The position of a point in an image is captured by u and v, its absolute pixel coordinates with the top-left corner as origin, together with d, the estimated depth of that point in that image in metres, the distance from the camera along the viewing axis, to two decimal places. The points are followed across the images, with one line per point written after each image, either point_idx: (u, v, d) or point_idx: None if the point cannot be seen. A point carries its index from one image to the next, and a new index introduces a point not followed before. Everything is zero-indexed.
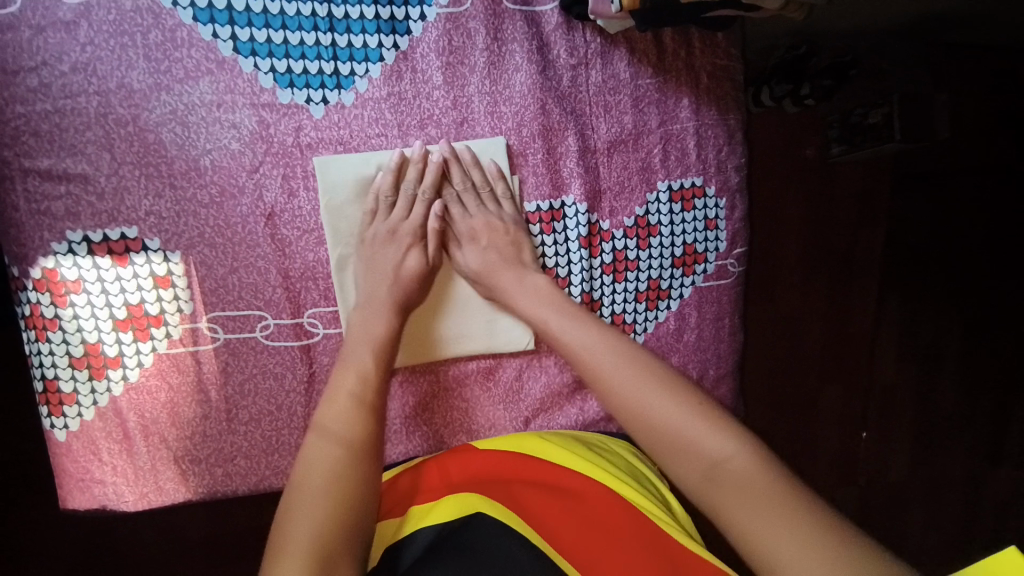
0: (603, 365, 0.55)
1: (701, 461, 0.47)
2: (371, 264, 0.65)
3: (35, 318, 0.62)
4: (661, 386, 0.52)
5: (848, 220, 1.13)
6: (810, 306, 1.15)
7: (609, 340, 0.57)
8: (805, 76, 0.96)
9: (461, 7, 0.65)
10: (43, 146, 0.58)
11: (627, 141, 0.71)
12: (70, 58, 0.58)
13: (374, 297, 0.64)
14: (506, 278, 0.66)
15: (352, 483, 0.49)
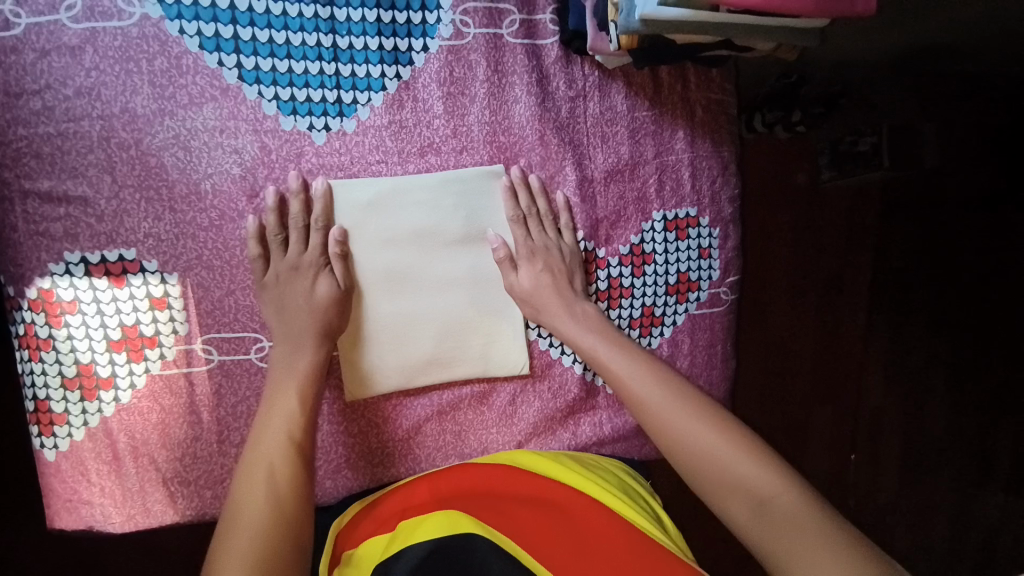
0: (657, 406, 0.63)
1: (748, 496, 0.54)
2: (287, 300, 0.64)
3: (29, 338, 0.62)
4: (711, 426, 0.59)
5: (836, 245, 1.15)
6: (801, 329, 1.17)
7: (664, 382, 0.64)
8: (796, 101, 1.02)
9: (464, 40, 0.66)
10: (44, 168, 0.59)
11: (623, 171, 0.73)
12: (74, 82, 0.58)
13: (296, 333, 0.64)
14: (554, 306, 0.70)
15: (292, 502, 0.55)
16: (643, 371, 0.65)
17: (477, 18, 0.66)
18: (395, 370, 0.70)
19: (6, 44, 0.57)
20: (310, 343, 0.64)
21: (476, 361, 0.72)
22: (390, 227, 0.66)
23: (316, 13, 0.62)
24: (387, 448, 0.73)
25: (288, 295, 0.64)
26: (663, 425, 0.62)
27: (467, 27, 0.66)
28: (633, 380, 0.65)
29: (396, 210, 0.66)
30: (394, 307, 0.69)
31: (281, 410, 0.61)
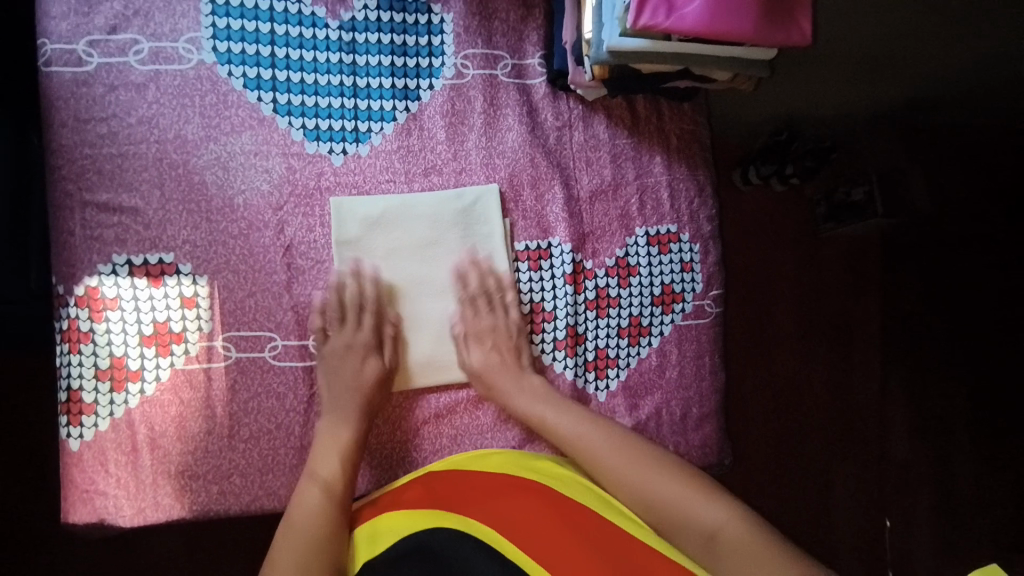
0: (610, 463, 0.69)
1: (700, 533, 0.61)
2: (345, 372, 0.71)
3: (71, 331, 0.69)
4: (662, 471, 0.66)
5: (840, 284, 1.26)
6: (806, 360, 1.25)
7: (614, 438, 0.71)
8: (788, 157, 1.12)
9: (464, 79, 0.77)
10: (104, 182, 0.69)
11: (608, 191, 0.81)
12: (137, 113, 0.70)
13: (341, 407, 0.71)
14: (506, 382, 0.75)
15: (329, 528, 0.63)
16: (593, 429, 0.72)
17: (474, 62, 0.77)
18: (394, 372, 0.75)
19: (80, 78, 0.68)
20: (355, 417, 0.70)
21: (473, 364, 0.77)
22: (400, 255, 0.75)
23: (340, 59, 0.74)
24: (387, 448, 0.76)
25: (346, 367, 0.71)
26: (617, 479, 0.68)
27: (467, 68, 0.77)
28: (587, 439, 0.71)
29: (395, 232, 0.74)
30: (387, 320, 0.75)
31: (325, 459, 0.68)
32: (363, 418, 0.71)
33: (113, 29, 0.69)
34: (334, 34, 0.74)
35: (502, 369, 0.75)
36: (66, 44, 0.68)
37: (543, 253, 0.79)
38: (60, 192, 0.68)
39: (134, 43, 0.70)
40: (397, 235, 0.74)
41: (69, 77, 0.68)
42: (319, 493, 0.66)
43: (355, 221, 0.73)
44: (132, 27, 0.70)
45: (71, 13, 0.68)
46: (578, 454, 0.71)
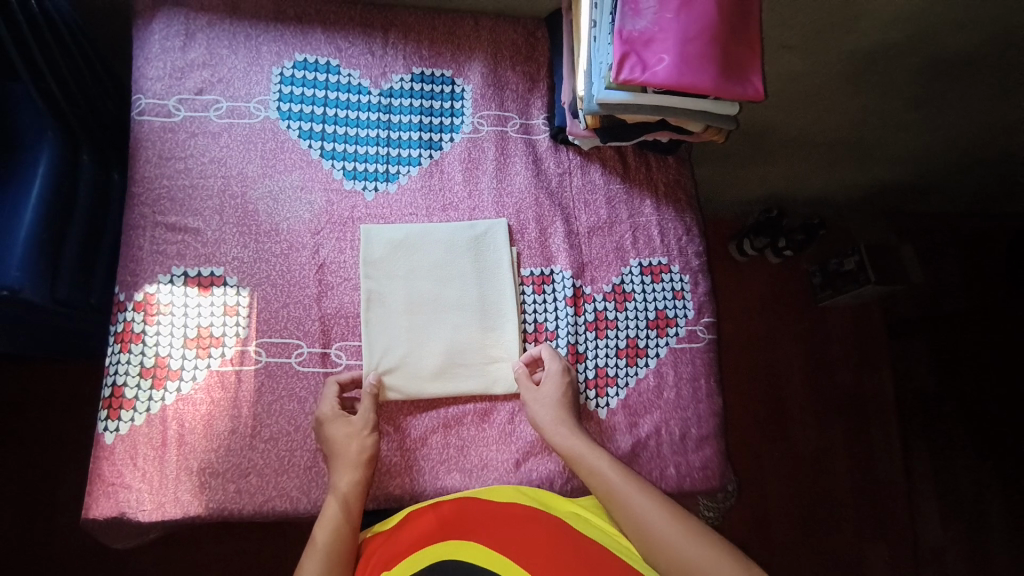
0: (638, 511, 0.66)
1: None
2: (329, 441, 0.74)
3: (125, 333, 0.77)
4: (692, 530, 0.63)
5: (827, 332, 1.69)
6: (799, 391, 1.63)
7: (644, 488, 0.69)
8: (781, 233, 1.57)
9: (479, 134, 0.92)
10: (175, 208, 0.82)
11: (604, 228, 0.92)
12: (210, 154, 0.85)
13: (336, 457, 0.73)
14: (557, 429, 0.77)
15: (341, 546, 0.69)
16: (623, 475, 0.71)
17: (489, 121, 0.93)
18: (405, 381, 0.80)
19: (167, 126, 0.84)
20: (348, 467, 0.73)
21: (479, 373, 0.83)
22: (417, 276, 0.84)
23: (377, 117, 0.90)
24: (398, 456, 0.79)
25: (331, 433, 0.74)
26: (642, 529, 0.65)
27: (482, 126, 0.93)
28: (616, 483, 0.70)
29: (414, 257, 0.84)
30: (403, 331, 0.82)
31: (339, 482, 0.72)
32: (366, 462, 0.74)
33: (200, 91, 0.86)
34: (375, 99, 0.91)
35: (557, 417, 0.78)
36: (159, 100, 0.85)
37: (546, 278, 0.88)
38: (137, 215, 0.81)
39: (215, 102, 0.86)
40: (415, 262, 0.84)
41: (158, 125, 0.84)
42: (334, 513, 0.70)
43: (382, 246, 0.84)
44: (215, 90, 0.87)
45: (166, 76, 0.86)
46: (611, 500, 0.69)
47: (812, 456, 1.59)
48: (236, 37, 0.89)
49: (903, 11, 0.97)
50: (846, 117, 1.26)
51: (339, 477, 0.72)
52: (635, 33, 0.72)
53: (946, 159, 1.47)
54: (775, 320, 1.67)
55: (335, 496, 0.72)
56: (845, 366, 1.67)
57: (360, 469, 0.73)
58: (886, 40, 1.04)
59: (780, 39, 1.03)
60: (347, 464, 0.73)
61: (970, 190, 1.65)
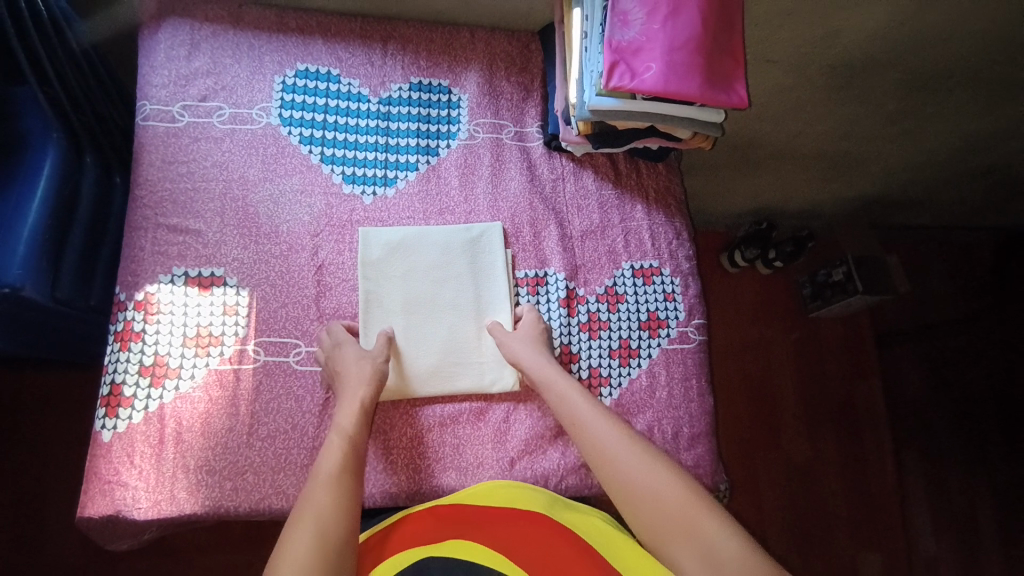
0: (614, 453, 0.71)
1: (696, 539, 0.60)
2: (335, 364, 0.77)
3: (125, 332, 0.78)
4: (666, 472, 0.67)
5: (819, 341, 1.71)
6: (791, 399, 1.65)
7: (622, 432, 0.73)
8: (770, 244, 1.61)
9: (475, 140, 0.95)
10: (177, 210, 0.84)
11: (596, 232, 0.94)
12: (212, 158, 0.87)
13: (346, 378, 0.76)
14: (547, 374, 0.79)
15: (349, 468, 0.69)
16: (602, 420, 0.74)
17: (484, 128, 0.96)
18: (403, 378, 0.82)
19: (170, 131, 0.87)
20: (357, 387, 0.75)
21: (476, 370, 0.84)
22: (414, 274, 0.86)
23: (376, 124, 0.93)
24: (392, 455, 0.80)
25: (345, 355, 0.78)
26: (624, 474, 0.68)
27: (477, 133, 0.96)
28: (597, 430, 0.73)
29: (411, 259, 0.86)
30: (401, 329, 0.84)
31: (345, 411, 0.74)
32: (376, 386, 0.77)
33: (204, 98, 0.89)
34: (374, 106, 0.94)
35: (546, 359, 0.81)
36: (164, 106, 0.87)
37: (540, 280, 0.91)
38: (139, 216, 0.83)
39: (218, 108, 0.89)
40: (412, 260, 0.86)
41: (162, 130, 0.87)
42: (340, 443, 0.71)
43: (379, 248, 0.86)
44: (219, 97, 0.89)
45: (171, 84, 0.88)
46: (597, 452, 0.72)
47: (805, 464, 1.60)
48: (240, 47, 0.92)
49: (881, 27, 1.02)
50: (831, 130, 1.30)
51: (346, 409, 0.74)
52: (624, 43, 0.75)
53: (929, 171, 1.51)
54: (767, 330, 1.70)
55: (341, 426, 0.73)
56: (837, 375, 1.68)
57: (367, 391, 0.75)
58: (865, 54, 1.08)
59: (765, 54, 1.07)
60: (358, 382, 0.75)
61: (951, 203, 1.70)
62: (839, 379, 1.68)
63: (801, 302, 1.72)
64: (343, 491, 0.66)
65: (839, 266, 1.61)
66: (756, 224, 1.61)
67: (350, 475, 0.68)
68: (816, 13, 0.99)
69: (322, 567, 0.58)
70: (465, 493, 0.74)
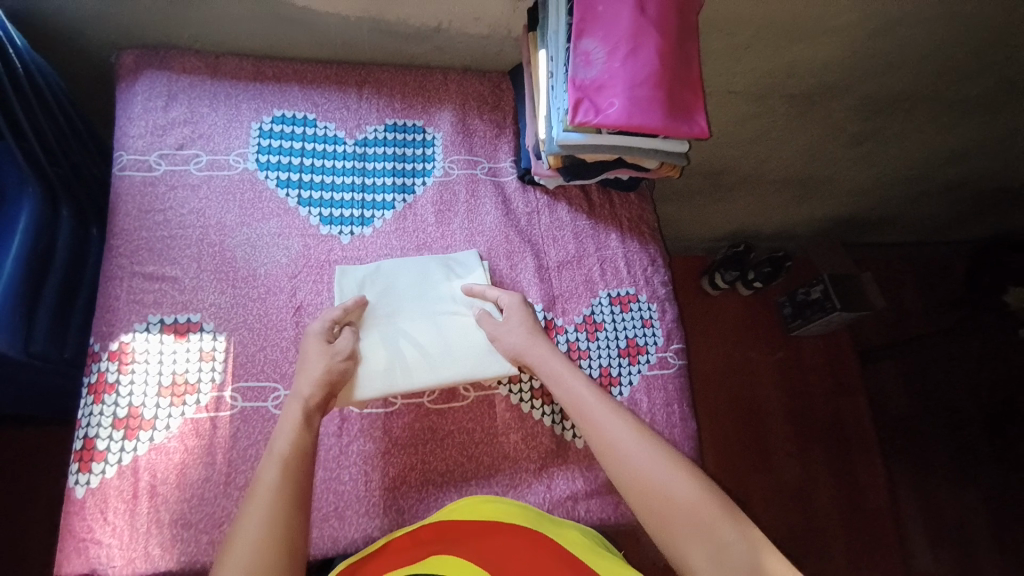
0: (622, 444, 0.69)
1: (708, 539, 0.60)
2: (306, 353, 0.75)
3: (98, 384, 0.77)
4: (676, 464, 0.66)
5: (802, 359, 1.72)
6: (779, 418, 1.65)
7: (631, 424, 0.71)
8: (748, 265, 1.64)
9: (450, 178, 0.97)
10: (154, 257, 0.84)
11: (573, 262, 0.96)
12: (189, 205, 0.88)
13: (307, 373, 0.73)
14: (550, 368, 0.78)
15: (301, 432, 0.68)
16: (612, 412, 0.72)
17: (459, 165, 0.99)
18: (381, 381, 0.79)
19: (147, 180, 0.88)
20: (314, 371, 0.73)
21: (454, 366, 0.83)
22: (394, 294, 0.86)
23: (352, 165, 0.95)
24: (375, 498, 0.78)
25: (308, 350, 0.75)
26: (635, 469, 0.66)
27: (452, 170, 0.98)
28: (606, 424, 0.71)
29: (388, 282, 0.86)
30: (380, 333, 0.83)
31: (304, 382, 0.72)
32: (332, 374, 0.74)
33: (181, 146, 0.90)
34: (350, 148, 0.96)
35: (542, 350, 0.80)
36: (140, 155, 0.89)
37: None
38: (115, 266, 0.83)
39: (196, 156, 0.90)
40: (391, 279, 0.87)
41: (139, 179, 0.87)
42: (297, 414, 0.69)
43: (355, 282, 0.85)
44: (196, 145, 0.91)
45: (148, 134, 0.90)
46: (605, 446, 0.70)
47: (797, 484, 1.59)
48: (217, 96, 0.94)
49: (831, 56, 1.08)
50: (795, 155, 1.36)
51: (300, 388, 0.72)
52: (587, 81, 0.78)
53: (894, 189, 1.57)
54: (751, 350, 1.71)
55: (297, 399, 0.71)
56: (822, 392, 1.69)
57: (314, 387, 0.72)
58: (821, 82, 1.14)
59: (726, 86, 1.12)
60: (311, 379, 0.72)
61: (919, 219, 1.75)
62: (825, 396, 1.69)
63: (784, 321, 1.74)
64: (293, 469, 0.64)
65: (816, 284, 1.64)
66: (733, 247, 1.65)
67: (301, 456, 0.66)
68: (771, 46, 1.04)
69: (269, 556, 0.57)
70: (453, 510, 0.73)
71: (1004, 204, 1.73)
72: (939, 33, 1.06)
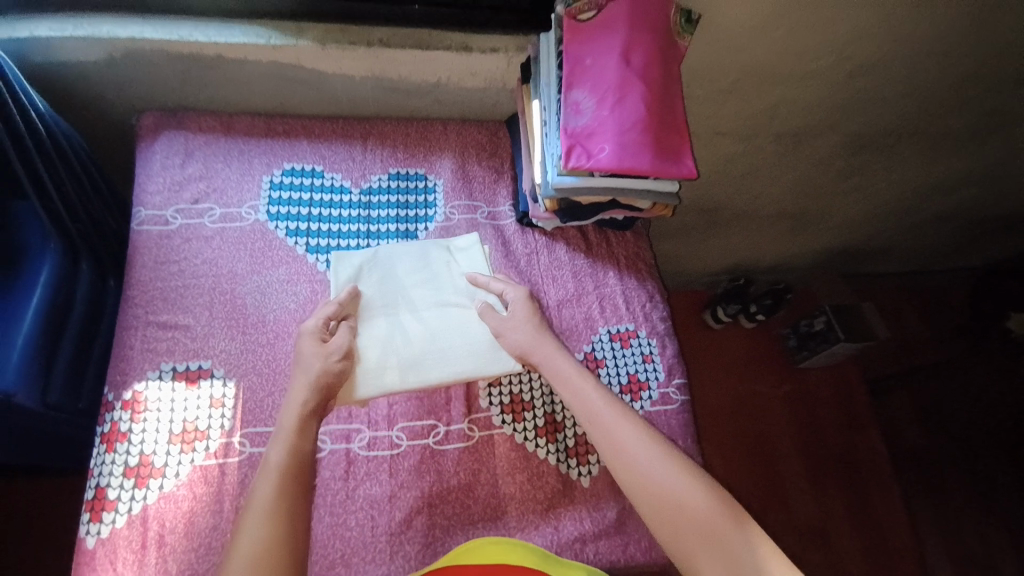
0: (633, 448, 0.72)
1: (713, 542, 0.64)
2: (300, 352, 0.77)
3: (111, 432, 0.79)
4: (683, 470, 0.70)
5: (810, 391, 1.71)
6: (790, 452, 1.63)
7: (640, 429, 0.74)
8: (749, 298, 1.66)
9: (451, 222, 1.01)
10: (167, 306, 0.87)
11: (572, 300, 0.98)
12: (203, 255, 0.92)
13: (302, 376, 0.75)
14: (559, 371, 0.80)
15: (298, 436, 0.71)
16: (622, 417, 0.75)
17: (460, 211, 1.03)
18: (380, 376, 0.82)
19: (163, 233, 0.92)
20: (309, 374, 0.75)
21: (451, 361, 0.85)
22: (395, 290, 0.89)
23: (358, 213, 0.99)
24: (381, 544, 0.77)
25: (303, 349, 0.77)
26: (645, 473, 0.70)
27: (453, 215, 1.02)
28: (617, 429, 0.74)
29: (390, 279, 0.90)
30: (379, 328, 0.85)
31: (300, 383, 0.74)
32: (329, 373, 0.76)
33: (196, 200, 0.95)
34: (356, 197, 1.00)
35: (547, 349, 0.82)
36: (158, 210, 0.93)
37: None
38: (130, 316, 0.86)
39: (210, 209, 0.95)
40: (392, 278, 0.90)
41: (156, 232, 0.92)
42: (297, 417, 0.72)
43: (352, 275, 0.88)
44: (210, 199, 0.96)
45: (165, 191, 0.95)
46: (616, 449, 0.72)
47: (814, 521, 1.55)
48: (231, 153, 1.00)
49: (811, 98, 1.13)
50: (785, 191, 1.40)
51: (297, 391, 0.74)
52: (578, 129, 0.83)
53: (888, 220, 1.60)
54: (757, 383, 1.71)
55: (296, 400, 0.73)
56: (833, 424, 1.67)
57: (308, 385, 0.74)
58: (805, 122, 1.19)
59: (714, 128, 1.18)
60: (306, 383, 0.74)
61: (918, 247, 1.77)
62: (836, 428, 1.67)
63: (790, 353, 1.74)
64: (291, 476, 0.67)
65: (818, 315, 1.65)
66: (734, 282, 1.70)
67: (299, 460, 0.69)
68: (753, 90, 1.10)
69: (269, 559, 0.61)
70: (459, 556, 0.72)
71: (1003, 231, 1.74)
72: (916, 73, 1.11)
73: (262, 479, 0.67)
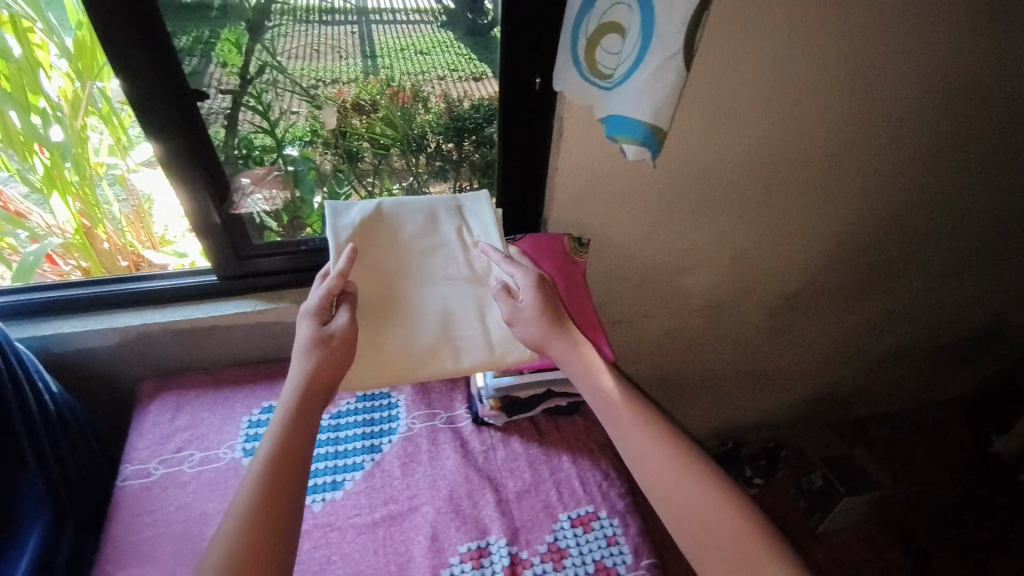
0: (647, 449, 0.80)
1: (722, 537, 0.72)
2: (302, 331, 0.81)
3: None
4: (696, 470, 0.78)
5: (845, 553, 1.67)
6: None
7: (654, 432, 0.81)
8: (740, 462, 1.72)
9: (410, 431, 1.11)
10: (136, 560, 0.90)
11: (530, 489, 1.01)
12: (178, 500, 0.98)
13: (299, 361, 0.79)
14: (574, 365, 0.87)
15: (290, 434, 0.74)
16: (635, 422, 0.82)
17: (420, 419, 1.14)
18: (394, 352, 0.90)
19: (146, 483, 1.00)
20: (304, 360, 0.79)
21: (452, 341, 0.93)
22: (402, 261, 0.94)
23: (326, 436, 1.08)
24: None
25: (302, 330, 0.81)
26: (660, 471, 0.78)
27: (415, 425, 1.13)
28: (632, 434, 0.82)
29: (398, 249, 0.94)
30: (387, 303, 0.92)
31: (296, 372, 0.78)
32: (328, 356, 0.80)
33: (179, 449, 1.06)
34: (326, 420, 1.11)
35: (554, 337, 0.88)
36: (142, 464, 1.03)
37: (482, 551, 0.92)
38: None
39: (190, 455, 1.05)
40: (396, 252, 0.94)
41: (138, 484, 1.00)
42: (290, 413, 0.76)
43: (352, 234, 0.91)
44: (192, 446, 1.07)
45: (153, 445, 1.06)
46: (631, 452, 0.81)
47: None
48: (217, 401, 1.15)
49: (711, 279, 1.35)
50: (727, 355, 1.54)
51: (295, 374, 0.79)
52: None
53: (839, 367, 1.71)
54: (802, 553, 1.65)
55: (292, 386, 0.78)
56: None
57: (309, 365, 0.79)
58: (715, 297, 1.39)
59: (641, 313, 1.38)
60: (304, 363, 0.79)
61: (886, 386, 1.85)
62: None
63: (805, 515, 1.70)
64: (282, 475, 0.70)
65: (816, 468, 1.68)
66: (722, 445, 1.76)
67: (288, 456, 0.72)
68: (659, 280, 1.32)
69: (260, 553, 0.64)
70: None
71: (954, 359, 1.85)
72: (790, 248, 1.35)
73: (247, 474, 0.70)
